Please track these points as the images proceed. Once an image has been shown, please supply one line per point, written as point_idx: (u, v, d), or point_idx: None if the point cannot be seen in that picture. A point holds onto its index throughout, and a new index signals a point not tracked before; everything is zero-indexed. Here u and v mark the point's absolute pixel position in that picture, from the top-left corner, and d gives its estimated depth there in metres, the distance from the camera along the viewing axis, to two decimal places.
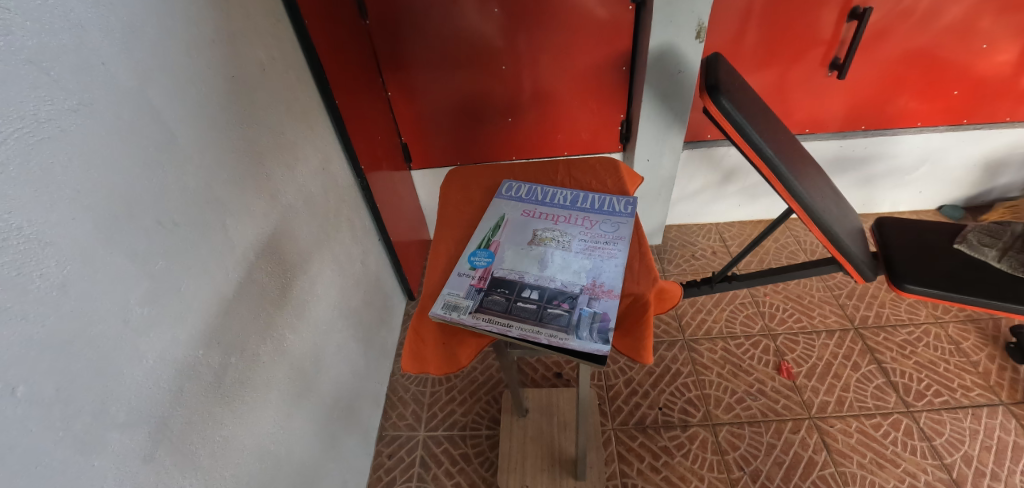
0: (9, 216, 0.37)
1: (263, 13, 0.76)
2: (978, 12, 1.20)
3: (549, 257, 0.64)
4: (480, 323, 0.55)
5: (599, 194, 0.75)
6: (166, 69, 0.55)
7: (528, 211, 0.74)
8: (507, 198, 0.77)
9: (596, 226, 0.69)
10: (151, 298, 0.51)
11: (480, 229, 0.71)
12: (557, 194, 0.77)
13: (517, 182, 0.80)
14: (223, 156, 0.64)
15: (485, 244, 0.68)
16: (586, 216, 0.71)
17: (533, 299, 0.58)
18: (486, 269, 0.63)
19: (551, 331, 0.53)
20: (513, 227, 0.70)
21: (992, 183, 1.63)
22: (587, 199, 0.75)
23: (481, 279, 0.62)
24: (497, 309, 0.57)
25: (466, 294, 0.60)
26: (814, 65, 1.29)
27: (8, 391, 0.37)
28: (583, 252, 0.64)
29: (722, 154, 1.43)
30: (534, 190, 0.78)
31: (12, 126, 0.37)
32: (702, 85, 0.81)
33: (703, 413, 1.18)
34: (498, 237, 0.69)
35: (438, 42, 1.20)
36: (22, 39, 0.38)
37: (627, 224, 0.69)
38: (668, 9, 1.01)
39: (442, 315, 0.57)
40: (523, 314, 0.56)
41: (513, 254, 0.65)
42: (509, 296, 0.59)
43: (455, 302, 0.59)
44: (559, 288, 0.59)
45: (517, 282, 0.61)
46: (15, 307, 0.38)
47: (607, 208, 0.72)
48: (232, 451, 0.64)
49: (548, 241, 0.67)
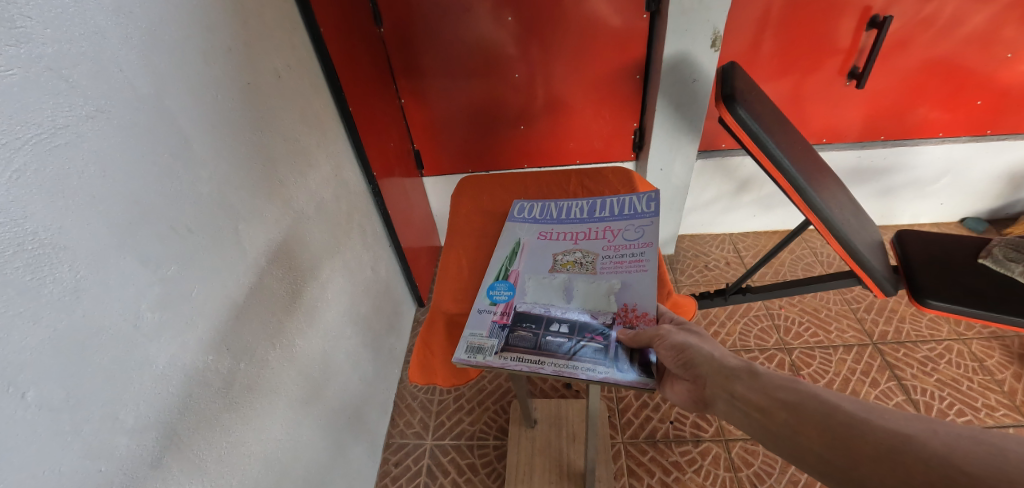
0: (24, 221, 0.38)
1: (279, 22, 0.77)
2: (1002, 19, 1.17)
3: (574, 285, 0.59)
4: (509, 364, 0.50)
5: (617, 199, 0.72)
6: (183, 76, 0.55)
7: (544, 233, 0.70)
8: (521, 222, 0.73)
9: (619, 237, 0.64)
10: (163, 304, 0.51)
11: (495, 260, 0.67)
12: (572, 208, 0.73)
13: (528, 203, 0.77)
14: (238, 161, 0.65)
15: (503, 276, 0.64)
16: (606, 226, 0.67)
17: (563, 333, 0.52)
18: (508, 304, 0.59)
19: (588, 365, 0.48)
20: (530, 255, 0.66)
21: (1016, 196, 1.58)
22: (605, 208, 0.71)
23: (503, 315, 0.57)
24: (526, 346, 0.52)
25: (489, 333, 0.55)
26: (832, 74, 1.27)
27: (18, 395, 0.37)
28: (611, 270, 0.59)
29: (736, 164, 1.41)
30: (547, 208, 0.75)
31: (27, 133, 0.38)
32: (719, 94, 0.80)
33: (715, 428, 1.15)
34: (515, 266, 0.65)
35: (452, 49, 1.21)
36: (42, 45, 0.39)
37: (653, 225, 0.64)
38: (683, 18, 1.00)
39: (466, 360, 0.52)
40: (556, 349, 0.50)
41: (535, 285, 0.61)
42: (537, 331, 0.53)
43: (478, 343, 0.54)
44: (590, 319, 0.54)
45: (544, 316, 0.55)
46: (28, 311, 0.38)
47: (628, 211, 0.68)
48: (240, 455, 0.64)
49: (571, 265, 0.62)
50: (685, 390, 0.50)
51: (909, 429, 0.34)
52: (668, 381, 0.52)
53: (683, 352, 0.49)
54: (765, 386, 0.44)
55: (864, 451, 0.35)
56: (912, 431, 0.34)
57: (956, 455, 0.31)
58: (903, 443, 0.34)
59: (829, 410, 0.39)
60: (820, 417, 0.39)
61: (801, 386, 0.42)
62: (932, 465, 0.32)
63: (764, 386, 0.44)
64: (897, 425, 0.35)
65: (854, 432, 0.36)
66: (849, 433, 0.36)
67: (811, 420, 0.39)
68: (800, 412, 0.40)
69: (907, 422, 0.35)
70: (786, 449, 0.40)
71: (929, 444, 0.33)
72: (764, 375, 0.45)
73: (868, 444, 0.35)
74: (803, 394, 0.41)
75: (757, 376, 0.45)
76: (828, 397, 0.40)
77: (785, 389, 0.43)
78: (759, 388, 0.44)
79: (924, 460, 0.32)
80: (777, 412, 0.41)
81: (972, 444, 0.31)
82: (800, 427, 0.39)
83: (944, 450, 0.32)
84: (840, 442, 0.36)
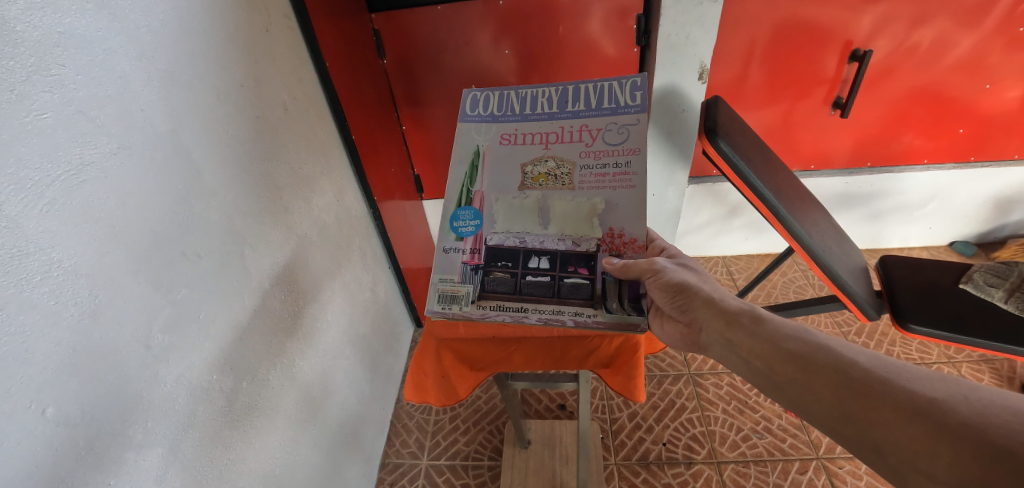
0: (51, 250, 0.42)
1: (288, 59, 0.83)
2: (982, 50, 1.21)
3: (549, 205, 0.56)
4: (490, 313, 0.52)
5: (594, 84, 0.61)
6: (198, 112, 0.60)
7: (507, 135, 0.60)
8: (477, 121, 0.62)
9: (598, 139, 0.58)
10: (172, 325, 0.55)
11: (452, 177, 0.59)
12: (539, 98, 0.62)
13: (480, 92, 0.64)
14: (247, 190, 0.69)
15: (466, 200, 0.58)
16: (582, 125, 0.59)
17: (543, 270, 0.53)
18: (476, 237, 0.56)
19: (574, 309, 0.51)
20: (495, 167, 0.59)
21: (1003, 221, 1.63)
22: (580, 97, 0.61)
23: (474, 254, 0.55)
24: (505, 290, 0.53)
25: (462, 278, 0.54)
26: (818, 103, 1.32)
27: (38, 412, 0.41)
28: (591, 185, 0.56)
29: (727, 189, 1.45)
30: (507, 99, 0.63)
31: (57, 171, 0.42)
32: (701, 128, 0.84)
33: (707, 450, 1.16)
34: (478, 186, 0.58)
35: (451, 79, 1.27)
36: (73, 91, 0.44)
37: (638, 125, 0.57)
38: (670, 52, 1.05)
39: (442, 312, 0.53)
40: (538, 292, 0.52)
41: (503, 211, 0.57)
42: (514, 271, 0.53)
43: (452, 292, 0.54)
44: (570, 248, 0.54)
45: (520, 250, 0.54)
46: (51, 333, 0.42)
47: (607, 104, 0.59)
48: (241, 473, 0.66)
49: (544, 180, 0.57)
50: (679, 331, 0.56)
51: (934, 393, 0.37)
52: (665, 319, 0.58)
53: (684, 294, 0.54)
54: (773, 336, 0.48)
55: (879, 407, 0.38)
56: (938, 395, 0.37)
57: (977, 419, 0.34)
58: (922, 403, 0.37)
59: (848, 367, 0.42)
60: (838, 373, 0.42)
61: (816, 341, 0.45)
62: (951, 426, 0.35)
63: (771, 337, 0.48)
64: (921, 389, 0.38)
65: (872, 390, 0.39)
66: (866, 388, 0.40)
67: (828, 375, 0.42)
68: (814, 367, 0.44)
69: (931, 386, 0.38)
70: (795, 399, 0.44)
71: (953, 408, 0.36)
72: (768, 323, 0.49)
73: (885, 402, 0.38)
74: (820, 350, 0.45)
75: (761, 324, 0.49)
76: (848, 355, 0.43)
77: (796, 342, 0.46)
78: (765, 339, 0.48)
79: (942, 421, 0.35)
80: (788, 364, 0.45)
81: (996, 411, 0.34)
82: (810, 381, 0.43)
83: (967, 414, 0.35)
84: (854, 395, 0.40)
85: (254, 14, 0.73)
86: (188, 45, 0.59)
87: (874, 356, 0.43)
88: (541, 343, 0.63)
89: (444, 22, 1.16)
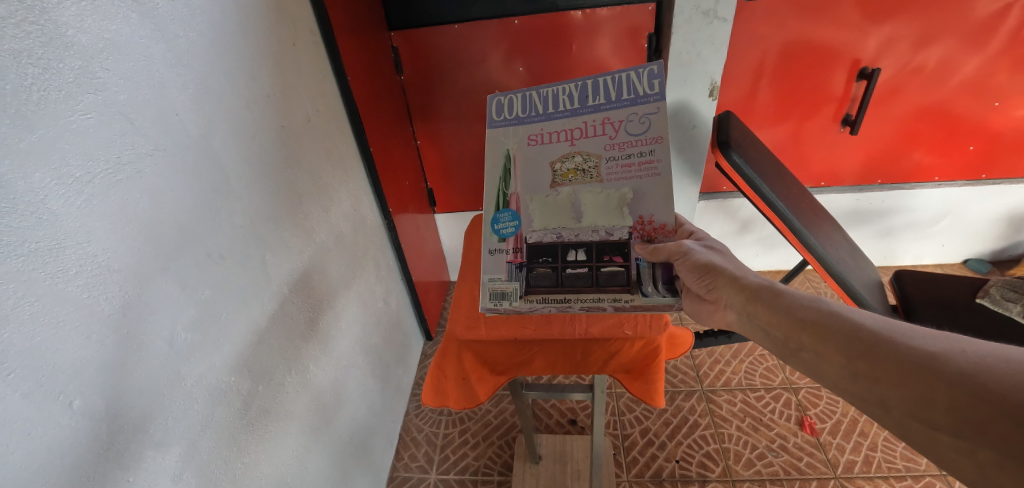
0: (87, 244, 0.43)
1: (313, 73, 0.86)
2: (991, 69, 1.23)
3: (580, 199, 0.56)
4: (537, 306, 0.55)
5: (611, 75, 0.56)
6: (229, 118, 0.62)
7: (534, 136, 0.58)
8: (503, 126, 0.59)
9: (621, 131, 0.56)
10: (195, 324, 0.55)
11: (487, 184, 0.59)
12: (559, 96, 0.58)
13: (503, 96, 0.60)
14: (270, 195, 0.71)
15: (503, 202, 0.58)
16: (604, 118, 0.56)
17: (581, 261, 0.55)
18: (517, 237, 0.57)
19: (613, 296, 0.53)
20: (527, 169, 0.58)
21: (1017, 238, 1.62)
22: (599, 89, 0.57)
23: (517, 253, 0.57)
24: (548, 284, 0.55)
25: (508, 275, 0.57)
26: (826, 121, 1.34)
27: (65, 404, 0.41)
28: (619, 177, 0.55)
29: (738, 205, 1.46)
30: (529, 100, 0.59)
31: (95, 169, 0.44)
32: (714, 141, 0.86)
33: (722, 468, 1.13)
34: (513, 189, 0.58)
35: (465, 94, 1.30)
36: (116, 94, 0.46)
37: (659, 114, 0.54)
38: (682, 69, 1.07)
39: (494, 308, 0.56)
40: (578, 283, 0.54)
41: (539, 209, 0.57)
42: (555, 265, 0.55)
43: (501, 289, 0.56)
44: (604, 237, 0.55)
45: (558, 245, 0.56)
46: (81, 324, 0.42)
47: (626, 95, 0.55)
48: (252, 479, 0.66)
49: (574, 175, 0.56)
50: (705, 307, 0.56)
51: (933, 348, 0.37)
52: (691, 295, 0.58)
53: (707, 272, 0.54)
54: (789, 307, 0.48)
55: (884, 365, 0.38)
56: (936, 350, 0.37)
57: (973, 369, 0.34)
58: (921, 358, 0.37)
59: (856, 329, 0.41)
60: (847, 336, 0.42)
61: (828, 308, 0.45)
62: (949, 376, 0.35)
63: (788, 308, 0.48)
64: (921, 344, 0.38)
65: (876, 348, 0.39)
66: (874, 349, 0.39)
67: (839, 339, 0.42)
68: (825, 331, 0.43)
69: (931, 342, 0.38)
70: (809, 365, 0.44)
71: (948, 361, 0.36)
72: (786, 296, 0.49)
73: (889, 358, 0.38)
74: (831, 316, 0.44)
75: (779, 297, 0.49)
76: (855, 317, 0.42)
77: (810, 310, 0.46)
78: (782, 310, 0.48)
79: (939, 372, 0.35)
80: (802, 332, 0.45)
81: (989, 360, 0.34)
82: (823, 347, 0.43)
83: (963, 366, 0.35)
84: (864, 356, 0.40)
85: (282, 30, 0.76)
86: (221, 55, 0.61)
87: (881, 319, 0.42)
88: (563, 346, 0.64)
89: (460, 39, 1.20)
